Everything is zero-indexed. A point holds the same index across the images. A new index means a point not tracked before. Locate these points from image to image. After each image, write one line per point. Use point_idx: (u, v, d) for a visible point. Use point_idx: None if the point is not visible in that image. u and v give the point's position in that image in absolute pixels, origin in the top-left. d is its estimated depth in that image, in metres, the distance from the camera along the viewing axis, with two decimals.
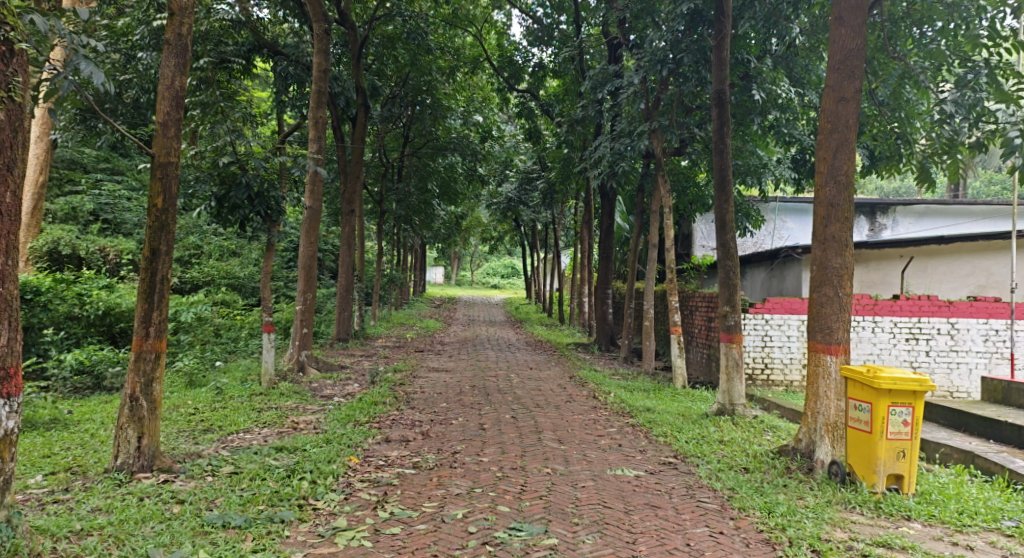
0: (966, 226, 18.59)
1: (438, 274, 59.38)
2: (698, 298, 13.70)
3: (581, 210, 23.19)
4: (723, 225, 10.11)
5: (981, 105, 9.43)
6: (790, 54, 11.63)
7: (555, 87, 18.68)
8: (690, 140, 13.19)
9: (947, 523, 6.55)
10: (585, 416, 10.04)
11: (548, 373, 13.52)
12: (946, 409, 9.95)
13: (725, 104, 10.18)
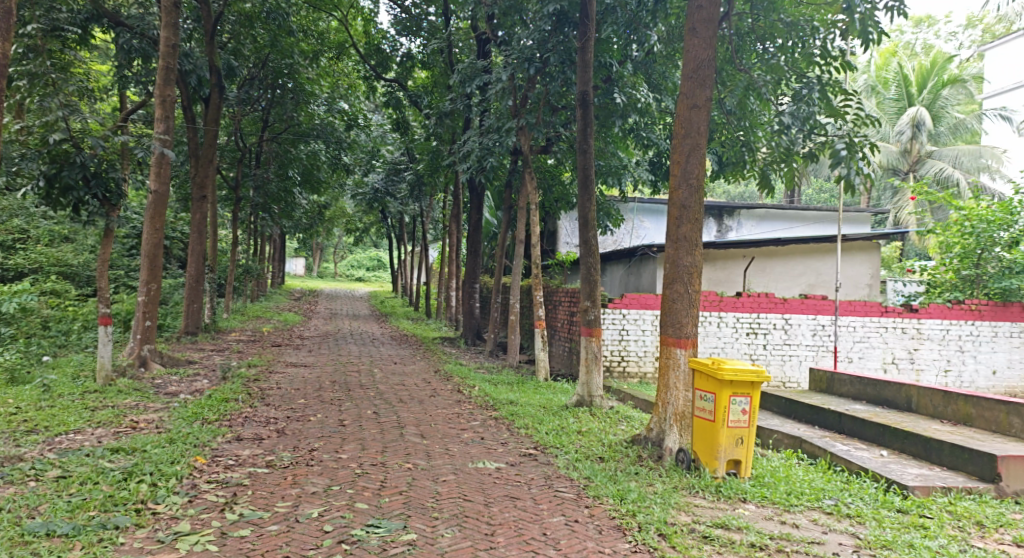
0: (799, 230, 20.11)
1: (300, 264, 57.62)
2: (561, 294, 14.07)
3: (450, 204, 23.20)
4: (586, 223, 10.41)
5: (815, 118, 10.27)
6: (650, 61, 11.96)
7: (423, 78, 18.62)
8: (557, 139, 13.47)
9: (776, 503, 7.03)
10: (449, 410, 10.08)
11: (412, 367, 13.46)
12: (779, 398, 10.64)
13: (588, 105, 10.47)
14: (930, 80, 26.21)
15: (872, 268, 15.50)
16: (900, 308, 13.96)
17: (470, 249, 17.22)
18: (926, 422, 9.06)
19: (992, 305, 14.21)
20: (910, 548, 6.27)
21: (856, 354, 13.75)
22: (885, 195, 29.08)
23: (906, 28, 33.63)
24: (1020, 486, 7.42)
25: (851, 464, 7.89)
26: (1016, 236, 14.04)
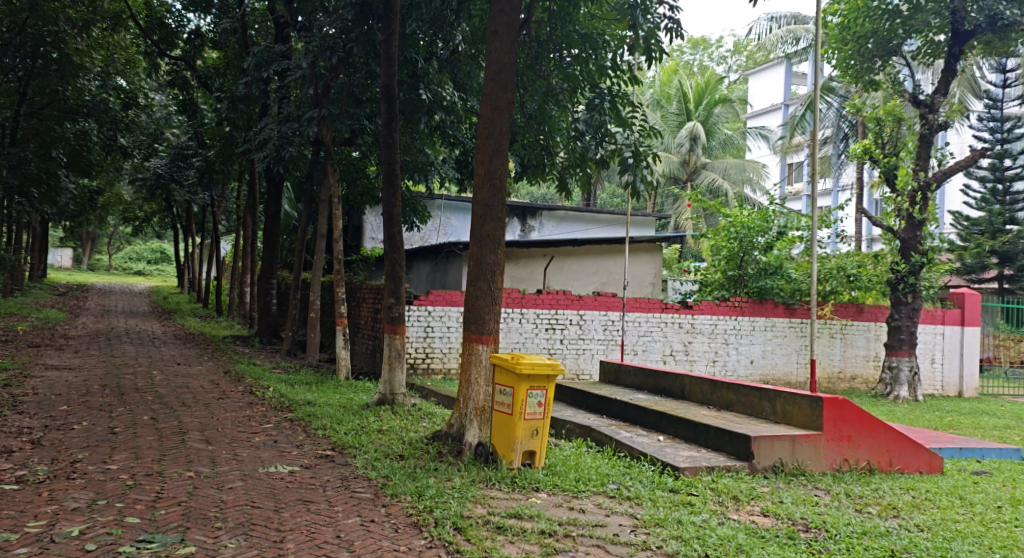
0: (594, 232, 21.09)
1: (66, 256, 52.64)
2: (366, 291, 13.91)
3: (241, 195, 22.20)
4: (390, 218, 10.27)
5: (606, 127, 10.64)
6: (454, 59, 11.84)
7: (214, 59, 17.87)
8: (361, 132, 13.19)
9: (566, 490, 7.30)
10: (238, 413, 9.61)
11: (197, 368, 12.70)
12: (572, 390, 11.13)
13: (393, 99, 10.28)
14: (704, 97, 28.26)
15: (654, 267, 17.23)
16: (677, 305, 15.15)
17: (265, 243, 16.54)
18: (696, 409, 9.77)
19: (751, 301, 15.61)
20: (679, 523, 6.65)
21: (639, 347, 14.76)
22: (668, 202, 31.09)
23: (684, 48, 36.32)
24: (768, 463, 8.13)
25: (633, 449, 8.35)
26: (771, 242, 15.85)
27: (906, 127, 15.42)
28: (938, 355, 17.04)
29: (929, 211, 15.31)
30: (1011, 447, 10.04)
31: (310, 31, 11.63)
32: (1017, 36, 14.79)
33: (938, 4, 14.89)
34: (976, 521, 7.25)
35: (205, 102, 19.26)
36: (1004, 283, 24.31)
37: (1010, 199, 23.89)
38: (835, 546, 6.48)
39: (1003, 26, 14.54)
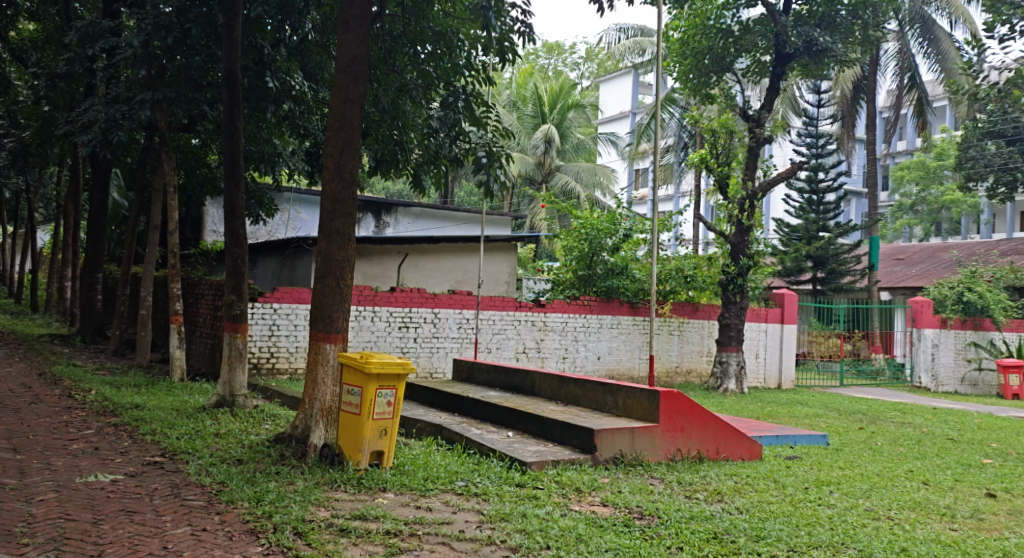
0: (450, 229, 21.10)
1: None
2: (204, 287, 13.33)
3: (65, 182, 20.75)
4: (233, 210, 9.86)
5: (459, 125, 10.63)
6: (305, 48, 11.68)
7: (29, 32, 16.83)
8: (201, 118, 12.61)
9: (413, 489, 7.23)
10: (54, 419, 8.97)
11: (8, 371, 11.76)
12: (424, 389, 11.07)
13: (237, 86, 9.83)
14: (559, 101, 28.93)
15: (509, 266, 17.50)
16: (530, 303, 15.35)
17: (91, 234, 15.52)
18: (544, 404, 9.91)
19: (598, 300, 16.08)
20: (523, 517, 6.70)
21: (493, 345, 14.85)
22: (524, 202, 31.64)
23: (540, 52, 36.98)
24: (609, 455, 8.34)
25: (482, 446, 8.39)
26: (617, 243, 16.34)
27: (736, 139, 16.24)
28: (761, 351, 18.08)
29: (755, 218, 16.21)
30: (819, 434, 10.79)
31: (144, 8, 11.01)
32: (829, 62, 16.03)
33: (765, 27, 15.91)
34: (787, 502, 7.77)
35: (21, 79, 17.84)
36: (818, 285, 26.08)
37: (824, 209, 25.84)
38: (665, 531, 6.72)
39: (818, 51, 15.65)
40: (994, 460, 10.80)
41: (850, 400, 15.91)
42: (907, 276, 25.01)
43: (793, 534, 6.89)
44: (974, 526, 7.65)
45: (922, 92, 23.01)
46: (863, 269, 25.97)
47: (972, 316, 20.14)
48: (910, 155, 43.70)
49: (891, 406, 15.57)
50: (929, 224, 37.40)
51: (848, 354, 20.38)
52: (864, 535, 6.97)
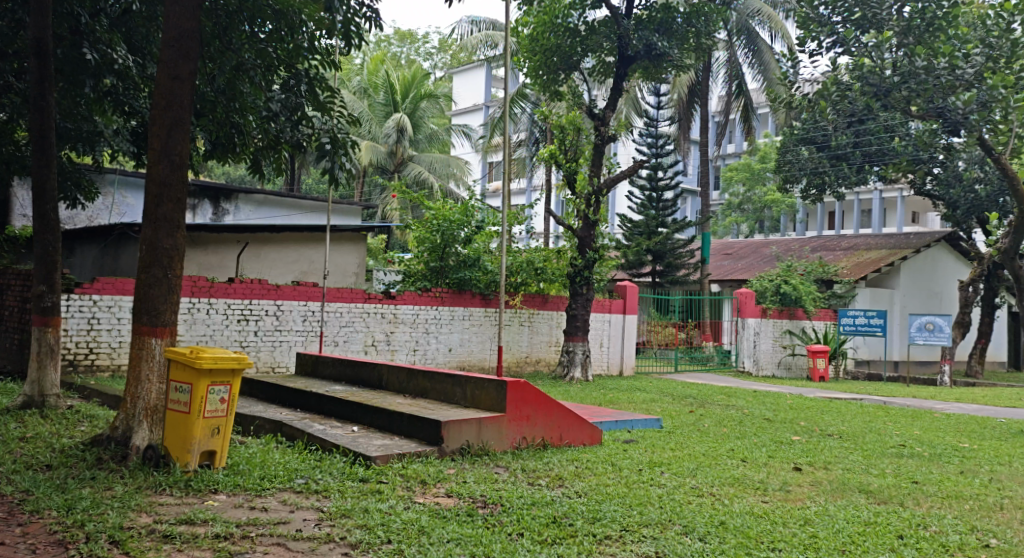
0: (296, 218, 20.46)
1: None
2: (11, 277, 12.32)
3: None
4: (42, 193, 9.14)
5: (301, 109, 10.37)
6: (127, 19, 10.87)
7: None
8: (7, 91, 11.54)
9: (248, 490, 6.94)
10: None
11: None
12: (263, 384, 10.67)
13: (47, 56, 9.02)
14: (412, 90, 28.67)
15: (358, 257, 17.21)
16: (379, 295, 15.11)
17: None
18: (391, 398, 9.75)
19: (448, 291, 16.07)
20: (365, 513, 6.56)
21: (340, 338, 14.50)
22: (375, 192, 31.30)
23: (392, 40, 36.50)
24: (456, 446, 8.29)
25: (325, 441, 8.16)
26: (470, 235, 16.33)
27: (583, 137, 16.51)
28: (605, 340, 18.56)
29: (601, 213, 16.63)
30: (653, 418, 11.22)
31: None
32: (667, 66, 16.71)
33: (609, 29, 16.30)
34: (622, 483, 8.11)
35: None
36: (656, 278, 27.14)
37: (663, 206, 26.96)
38: (507, 518, 6.80)
39: (657, 55, 16.27)
40: (801, 436, 11.66)
41: (683, 385, 16.68)
42: (734, 269, 26.46)
43: (625, 514, 7.20)
44: (783, 497, 8.24)
45: (748, 99, 24.34)
46: (696, 263, 27.29)
47: (788, 307, 21.65)
48: (737, 158, 46.65)
49: (717, 389, 16.47)
50: (754, 222, 39.84)
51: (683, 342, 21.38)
52: (690, 512, 7.37)
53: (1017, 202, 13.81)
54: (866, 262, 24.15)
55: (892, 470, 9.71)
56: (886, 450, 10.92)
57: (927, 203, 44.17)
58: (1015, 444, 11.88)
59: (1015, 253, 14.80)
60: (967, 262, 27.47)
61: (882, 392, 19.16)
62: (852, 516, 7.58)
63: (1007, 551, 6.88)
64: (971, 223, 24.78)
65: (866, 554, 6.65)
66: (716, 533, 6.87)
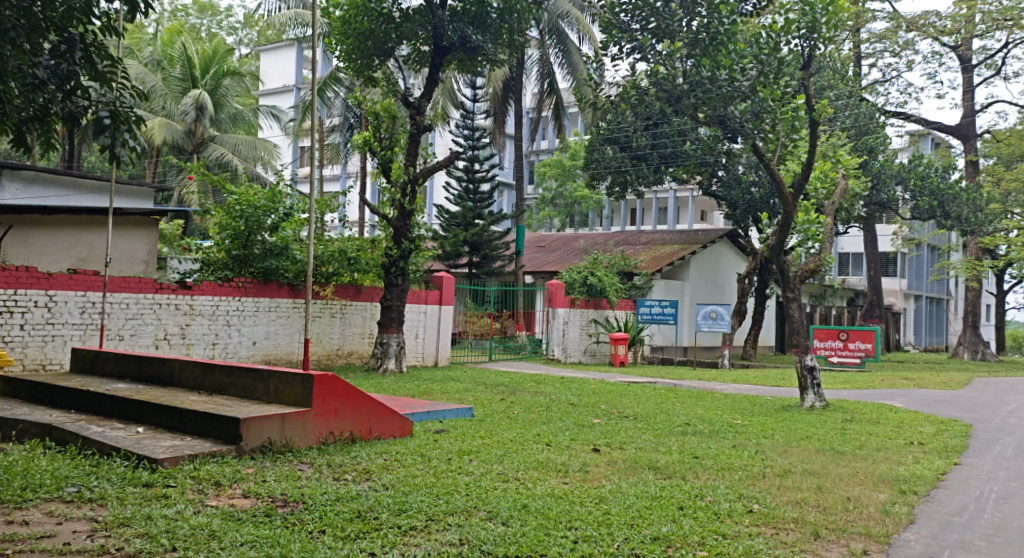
0: (74, 199, 18.90)
1: None
2: None
3: None
4: None
5: (76, 78, 8.31)
6: None
7: None
8: None
9: (5, 503, 6.28)
10: None
11: None
12: (32, 384, 9.72)
13: None
14: (212, 66, 27.24)
15: (146, 243, 16.68)
16: (173, 285, 14.24)
17: None
18: (183, 395, 9.16)
19: (252, 281, 15.45)
20: (148, 520, 6.11)
21: (127, 332, 13.50)
22: (170, 172, 29.61)
23: (190, 10, 34.53)
24: (256, 444, 7.90)
25: (103, 445, 7.53)
26: (277, 222, 15.73)
27: (399, 125, 16.32)
28: (420, 331, 18.42)
29: (417, 203, 16.46)
30: (464, 407, 11.24)
31: None
32: (482, 60, 16.80)
33: (424, 18, 16.18)
34: (430, 474, 8.12)
35: None
36: (472, 269, 27.30)
37: (479, 198, 27.28)
38: (308, 516, 6.57)
39: (471, 48, 16.34)
40: (601, 419, 12.09)
41: (494, 374, 16.90)
42: (545, 262, 27.10)
43: (432, 503, 7.26)
44: (582, 477, 8.56)
45: (559, 98, 24.91)
46: (510, 255, 27.74)
47: (592, 297, 22.51)
48: (549, 154, 48.12)
49: (525, 377, 16.83)
50: (565, 216, 41.03)
51: (496, 332, 21.53)
52: (494, 497, 7.57)
53: (782, 204, 14.91)
54: (661, 255, 25.66)
55: (678, 446, 10.29)
56: (673, 428, 11.56)
57: (713, 203, 47.53)
58: (780, 419, 12.95)
59: (783, 248, 15.37)
60: (741, 256, 29.88)
61: (676, 375, 20.38)
62: (641, 492, 8.02)
63: (769, 514, 7.53)
64: (748, 221, 26.74)
65: (652, 526, 7.07)
66: (518, 516, 7.11)
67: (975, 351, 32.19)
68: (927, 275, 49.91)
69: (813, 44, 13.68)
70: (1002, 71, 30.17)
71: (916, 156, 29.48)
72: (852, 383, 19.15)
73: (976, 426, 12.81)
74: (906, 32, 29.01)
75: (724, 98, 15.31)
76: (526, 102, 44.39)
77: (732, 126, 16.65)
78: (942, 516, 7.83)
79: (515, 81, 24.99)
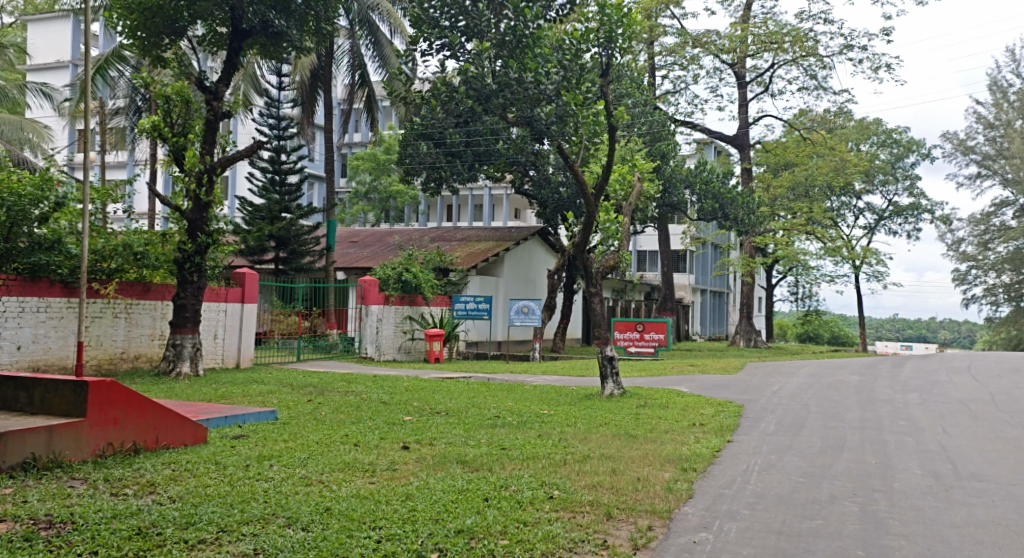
0: None
1: None
2: None
3: None
4: None
5: None
6: None
7: None
8: None
9: None
10: None
11: None
12: None
13: None
14: None
15: None
16: None
17: None
18: None
19: (18, 279, 14.12)
20: None
21: None
22: None
23: None
24: (14, 461, 7.13)
25: None
26: (48, 214, 14.28)
27: (193, 110, 15.41)
28: (220, 331, 17.46)
29: (215, 194, 15.54)
30: (266, 410, 10.70)
31: None
32: (287, 47, 16.14)
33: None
34: (225, 482, 7.60)
35: None
36: (279, 265, 26.27)
37: (286, 190, 26.26)
38: (77, 537, 6.00)
39: (273, 33, 15.74)
40: (412, 416, 11.89)
41: (301, 374, 16.27)
42: (358, 257, 26.53)
43: (225, 514, 6.78)
44: (389, 476, 8.32)
45: (371, 90, 24.47)
46: (320, 250, 26.93)
47: (408, 294, 22.16)
48: (362, 148, 47.52)
49: (335, 376, 16.35)
50: (378, 211, 40.50)
51: (305, 330, 21.24)
52: (294, 502, 7.18)
53: (586, 203, 15.70)
54: (477, 251, 25.80)
55: (487, 439, 10.27)
56: (482, 422, 11.53)
57: (526, 201, 48.57)
58: (583, 407, 13.26)
59: (586, 246, 15.96)
60: (551, 252, 30.66)
61: (487, 369, 20.54)
62: (448, 486, 7.88)
63: (567, 499, 7.61)
64: (557, 220, 27.51)
65: (457, 519, 6.95)
66: (319, 520, 6.77)
67: (750, 339, 34.72)
68: (710, 270, 53.50)
69: (611, 51, 15.10)
70: (769, 89, 32.57)
71: (700, 162, 30.69)
72: (644, 371, 20.04)
73: (747, 407, 13.70)
74: (691, 47, 30.80)
75: (531, 100, 15.62)
76: (337, 95, 43.50)
77: (539, 129, 15.90)
78: (716, 490, 8.25)
79: (325, 71, 24.15)
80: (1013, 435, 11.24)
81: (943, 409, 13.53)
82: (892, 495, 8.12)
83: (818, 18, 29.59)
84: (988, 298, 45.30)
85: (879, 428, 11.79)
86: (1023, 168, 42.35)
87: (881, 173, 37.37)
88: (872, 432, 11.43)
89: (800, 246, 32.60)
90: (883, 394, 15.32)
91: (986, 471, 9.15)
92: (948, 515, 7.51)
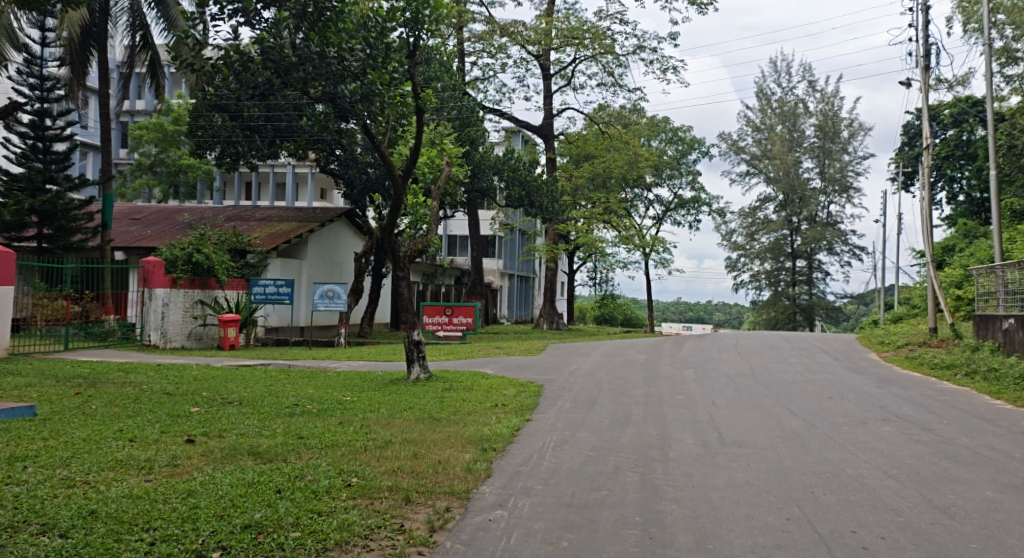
0: None
1: None
2: None
3: None
4: None
5: None
6: None
7: None
8: None
9: None
10: None
11: None
12: None
13: None
14: None
15: None
16: None
17: None
18: None
19: None
20: None
21: None
22: None
23: None
24: None
25: None
26: None
27: None
28: None
29: None
30: (24, 405, 9.52)
31: None
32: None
33: None
34: None
35: None
36: (43, 243, 23.89)
37: (51, 158, 23.98)
38: None
39: None
40: (200, 407, 11.02)
41: (70, 364, 14.75)
42: (141, 236, 24.60)
43: None
44: (169, 473, 7.59)
45: (155, 54, 23.03)
46: (93, 227, 24.77)
47: (199, 276, 20.73)
48: (146, 116, 44.53)
49: (112, 365, 14.97)
50: (167, 187, 38.04)
51: (76, 317, 19.36)
52: (52, 507, 6.35)
53: (393, 185, 14.93)
54: (276, 232, 24.66)
55: (282, 428, 9.68)
56: (279, 411, 10.88)
57: (332, 182, 47.35)
58: (387, 393, 12.87)
59: (394, 229, 15.37)
60: (357, 235, 29.94)
61: (286, 355, 19.67)
62: (236, 480, 7.29)
63: (365, 486, 7.24)
64: (365, 202, 26.93)
65: (244, 514, 6.41)
66: (82, 525, 6.01)
67: (552, 322, 35.56)
68: (517, 255, 54.53)
69: (418, 34, 14.71)
70: (572, 82, 33.39)
71: (508, 150, 30.91)
72: (450, 353, 19.95)
73: (545, 386, 13.88)
74: (499, 36, 30.94)
75: (334, 76, 14.76)
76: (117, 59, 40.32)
77: (342, 106, 15.08)
78: (512, 467, 8.16)
79: (98, 28, 22.23)
80: (768, 404, 12.02)
81: (715, 383, 14.33)
82: (668, 464, 8.36)
83: (616, 17, 30.72)
84: (753, 284, 49.06)
85: (661, 402, 12.26)
86: (782, 167, 46.17)
87: (669, 168, 39.59)
88: (654, 406, 11.85)
89: (598, 233, 33.77)
90: (663, 371, 16.01)
91: (747, 437, 9.67)
92: (713, 479, 7.80)
